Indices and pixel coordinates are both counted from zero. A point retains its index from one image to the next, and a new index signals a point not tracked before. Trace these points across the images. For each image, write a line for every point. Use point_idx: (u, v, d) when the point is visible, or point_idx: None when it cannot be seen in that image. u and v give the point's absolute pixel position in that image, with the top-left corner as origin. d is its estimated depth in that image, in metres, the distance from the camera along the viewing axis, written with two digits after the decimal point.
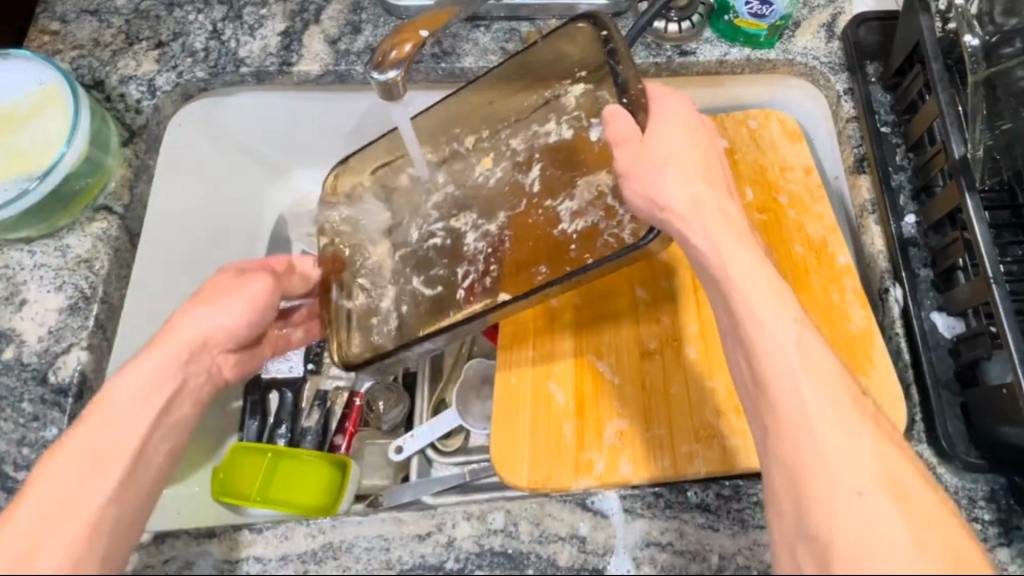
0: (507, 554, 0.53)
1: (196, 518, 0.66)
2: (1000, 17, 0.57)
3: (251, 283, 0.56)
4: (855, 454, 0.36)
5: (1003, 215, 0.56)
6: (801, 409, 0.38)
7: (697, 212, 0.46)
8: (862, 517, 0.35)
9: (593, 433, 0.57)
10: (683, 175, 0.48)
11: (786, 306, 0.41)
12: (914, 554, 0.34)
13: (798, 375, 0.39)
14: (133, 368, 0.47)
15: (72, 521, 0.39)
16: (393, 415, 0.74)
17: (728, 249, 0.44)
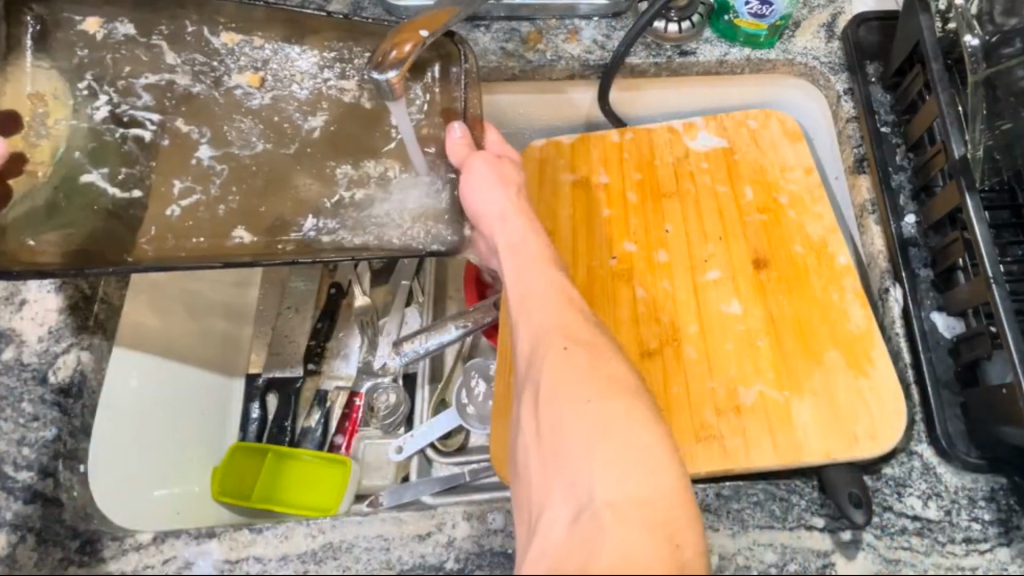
0: (507, 554, 0.53)
1: (196, 518, 0.65)
2: (1001, 17, 0.57)
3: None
4: (572, 333, 0.45)
5: (1003, 215, 0.56)
6: (533, 311, 0.48)
7: (501, 215, 0.55)
8: (562, 366, 0.43)
9: None
10: (496, 183, 0.55)
11: (550, 262, 0.52)
12: (595, 393, 0.41)
13: (537, 295, 0.49)
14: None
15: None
16: (392, 415, 0.73)
17: (511, 219, 0.54)
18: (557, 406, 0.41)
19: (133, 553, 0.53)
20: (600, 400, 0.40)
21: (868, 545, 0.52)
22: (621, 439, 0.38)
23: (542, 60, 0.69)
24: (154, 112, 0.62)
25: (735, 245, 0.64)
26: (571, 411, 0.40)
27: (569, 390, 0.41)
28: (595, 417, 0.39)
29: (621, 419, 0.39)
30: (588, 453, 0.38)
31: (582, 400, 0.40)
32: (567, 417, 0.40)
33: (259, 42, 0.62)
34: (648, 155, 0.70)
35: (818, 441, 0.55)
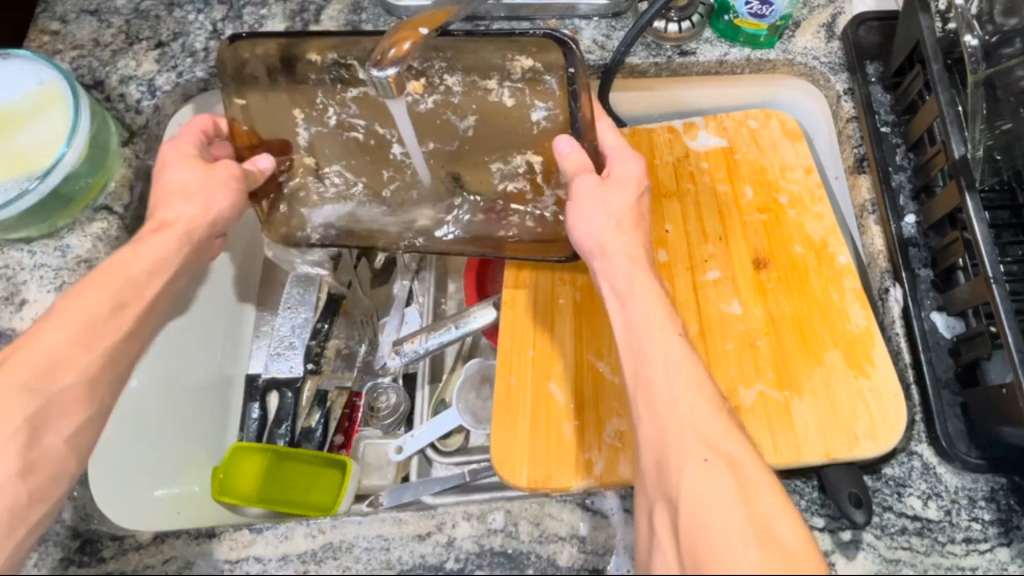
0: (507, 554, 0.53)
1: (195, 519, 0.65)
2: (1001, 17, 0.57)
3: (221, 170, 0.55)
4: (713, 438, 0.40)
5: (1003, 215, 0.56)
6: (662, 390, 0.42)
7: (614, 258, 0.49)
8: (705, 490, 0.38)
9: (593, 432, 0.57)
10: (610, 222, 0.50)
11: (674, 322, 0.45)
12: (748, 533, 0.36)
13: (664, 371, 0.42)
14: (143, 246, 0.52)
15: (85, 356, 0.48)
16: (393, 414, 0.74)
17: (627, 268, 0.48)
18: (704, 539, 0.36)
19: (133, 553, 0.53)
20: (757, 547, 0.35)
21: (868, 545, 0.53)
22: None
23: None
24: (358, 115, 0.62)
25: (735, 245, 0.64)
26: (723, 553, 0.35)
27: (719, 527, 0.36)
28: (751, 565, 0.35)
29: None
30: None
31: (738, 548, 0.36)
32: (719, 560, 0.35)
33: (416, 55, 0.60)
34: (648, 155, 0.70)
35: (818, 441, 0.55)
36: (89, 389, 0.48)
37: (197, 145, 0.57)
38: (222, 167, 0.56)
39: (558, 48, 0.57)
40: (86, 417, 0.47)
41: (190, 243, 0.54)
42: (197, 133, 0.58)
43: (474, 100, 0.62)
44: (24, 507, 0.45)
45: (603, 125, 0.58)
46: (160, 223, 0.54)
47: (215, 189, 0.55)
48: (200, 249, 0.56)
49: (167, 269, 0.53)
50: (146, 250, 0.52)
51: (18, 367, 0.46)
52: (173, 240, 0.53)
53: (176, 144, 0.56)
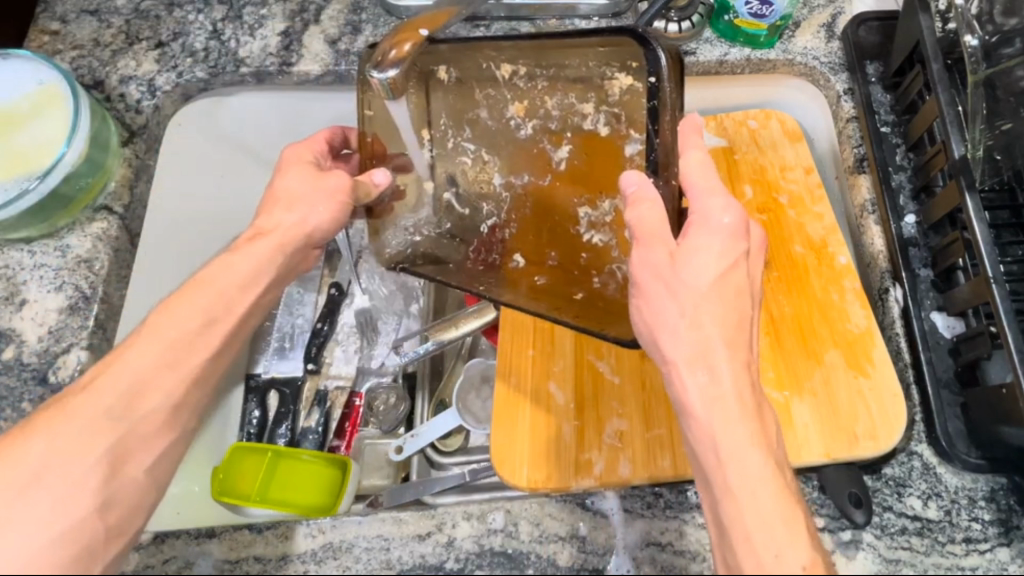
0: (507, 554, 0.53)
1: (196, 518, 0.66)
2: (1001, 17, 0.56)
3: (331, 178, 0.54)
4: None
5: (1003, 215, 0.56)
6: None
7: (707, 411, 0.40)
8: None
9: (593, 432, 0.57)
10: (698, 355, 0.41)
11: (791, 539, 0.36)
12: None
13: None
14: (238, 257, 0.50)
15: (171, 377, 0.45)
16: (393, 413, 0.74)
17: (730, 438, 0.39)
18: None
19: (133, 554, 0.53)
20: None
21: (868, 545, 0.53)
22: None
23: None
24: (470, 139, 0.57)
25: None
26: None
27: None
28: None
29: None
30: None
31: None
32: None
33: (522, 72, 0.55)
34: None
35: (818, 442, 0.55)
36: (171, 414, 0.45)
37: (317, 154, 0.58)
38: (333, 177, 0.54)
39: (641, 49, 0.50)
40: (165, 445, 0.44)
41: (285, 255, 0.52)
42: (319, 146, 0.58)
43: (569, 126, 0.55)
44: (100, 544, 0.40)
45: (691, 155, 0.47)
46: (259, 231, 0.53)
47: (322, 199, 0.53)
48: (296, 259, 0.54)
49: (258, 285, 0.51)
50: (239, 265, 0.50)
51: (104, 389, 0.43)
52: (269, 251, 0.51)
53: (298, 150, 0.57)
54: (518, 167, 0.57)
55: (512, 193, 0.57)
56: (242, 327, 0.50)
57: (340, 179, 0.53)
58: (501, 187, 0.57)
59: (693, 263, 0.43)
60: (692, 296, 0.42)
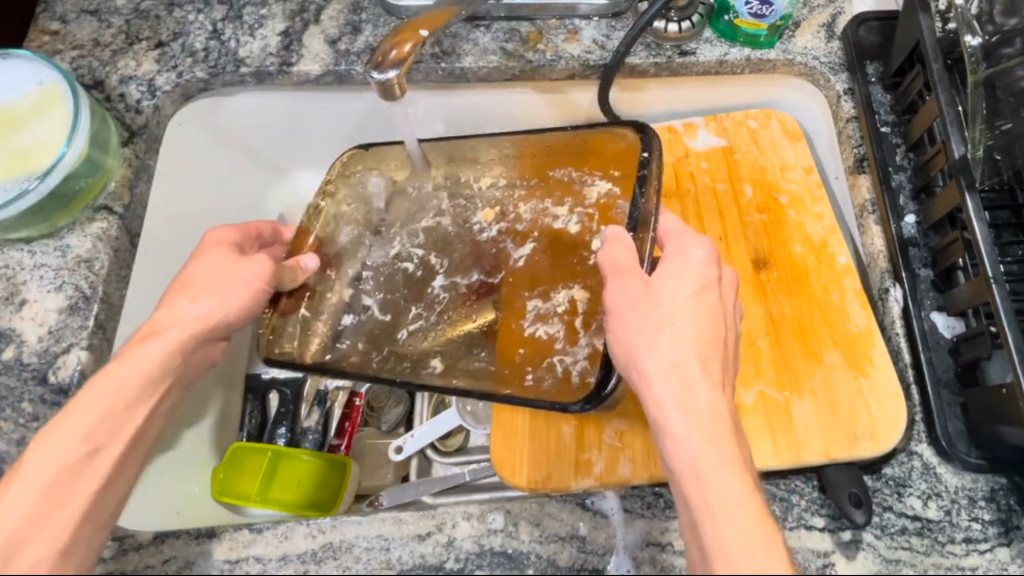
0: (507, 554, 0.53)
1: (195, 518, 0.65)
2: (1001, 17, 0.56)
3: (250, 265, 0.53)
4: None
5: (1003, 215, 0.56)
6: None
7: (684, 427, 0.39)
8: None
9: (593, 432, 0.58)
10: (671, 369, 0.41)
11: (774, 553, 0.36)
12: None
13: None
14: (126, 362, 0.46)
15: (55, 521, 0.40)
16: (393, 414, 0.75)
17: (707, 455, 0.38)
18: None
19: (133, 553, 0.53)
20: None
21: (868, 545, 0.52)
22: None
23: (542, 60, 0.68)
24: (419, 246, 0.65)
25: (736, 246, 0.64)
26: None
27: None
28: None
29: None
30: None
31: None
32: None
33: (501, 182, 0.64)
34: None
35: (818, 441, 0.55)
36: (61, 561, 0.40)
37: (238, 239, 0.56)
38: (254, 265, 0.53)
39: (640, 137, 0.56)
40: None
41: (183, 355, 0.49)
42: (244, 232, 0.57)
43: (535, 228, 0.63)
44: None
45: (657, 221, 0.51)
46: (154, 329, 0.49)
47: (234, 286, 0.52)
48: (199, 356, 0.51)
49: (157, 387, 0.47)
50: (128, 370, 0.46)
51: None
52: (162, 352, 0.48)
53: (218, 232, 0.55)
54: (464, 269, 0.64)
55: (455, 292, 0.63)
56: (141, 437, 0.46)
57: (263, 262, 0.53)
58: (441, 289, 0.63)
59: (662, 286, 0.44)
60: (664, 315, 0.43)
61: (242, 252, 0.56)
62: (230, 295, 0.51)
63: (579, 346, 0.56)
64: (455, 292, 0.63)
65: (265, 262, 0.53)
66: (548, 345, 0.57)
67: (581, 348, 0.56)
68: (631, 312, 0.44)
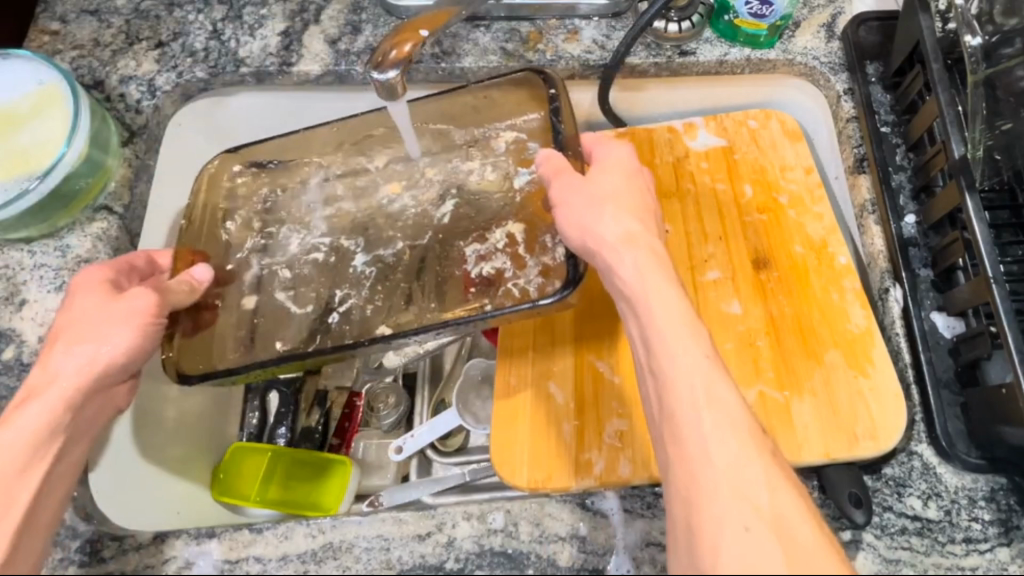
0: (507, 554, 0.53)
1: (196, 518, 0.65)
2: (1001, 17, 0.56)
3: (126, 301, 0.52)
4: (752, 495, 0.36)
5: (1002, 215, 0.56)
6: (699, 439, 0.39)
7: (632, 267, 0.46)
8: (744, 554, 0.35)
9: (593, 433, 0.57)
10: (612, 219, 0.48)
11: (701, 345, 0.42)
12: None
13: (702, 416, 0.39)
14: (5, 433, 0.47)
15: None
16: (393, 414, 0.74)
17: (650, 282, 0.45)
18: None
19: (133, 553, 0.53)
20: None
21: (868, 545, 0.53)
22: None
23: (542, 60, 0.68)
24: (324, 236, 0.64)
25: (735, 245, 0.64)
26: None
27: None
28: None
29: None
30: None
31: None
32: None
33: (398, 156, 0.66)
34: (648, 155, 0.70)
35: (818, 441, 0.55)
36: None
37: (114, 274, 0.55)
38: (133, 300, 0.52)
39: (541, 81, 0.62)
40: None
41: (70, 410, 0.50)
42: (121, 265, 0.55)
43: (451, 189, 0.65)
44: None
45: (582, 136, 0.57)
46: (31, 392, 0.50)
47: (113, 328, 0.51)
48: (91, 406, 0.52)
49: (48, 448, 0.49)
50: (10, 442, 0.47)
51: None
52: (44, 413, 0.49)
53: (89, 272, 0.54)
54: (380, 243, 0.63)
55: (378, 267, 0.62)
56: (41, 500, 0.48)
57: (144, 297, 0.52)
58: (363, 266, 0.63)
59: (599, 176, 0.52)
60: (604, 193, 0.50)
61: (119, 289, 0.55)
62: (111, 338, 0.51)
63: (529, 264, 0.58)
64: (381, 265, 0.62)
65: (149, 294, 0.52)
66: (499, 278, 0.58)
67: (531, 265, 0.58)
68: (582, 198, 0.50)
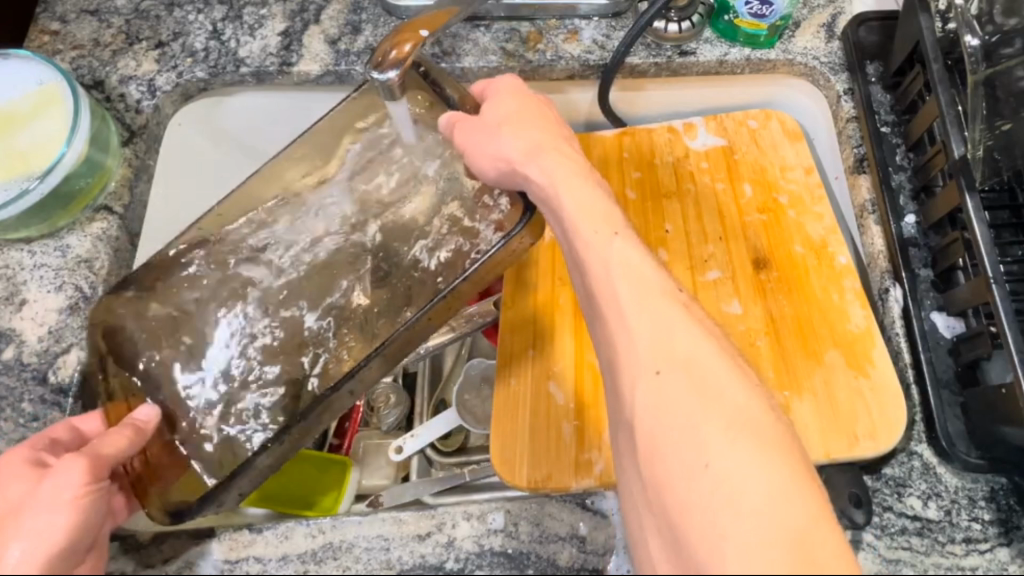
0: (507, 554, 0.53)
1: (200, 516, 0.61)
2: (1000, 17, 0.56)
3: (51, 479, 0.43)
4: (668, 347, 0.40)
5: (1003, 215, 0.56)
6: (618, 307, 0.42)
7: (544, 172, 0.48)
8: (662, 400, 0.38)
9: (593, 432, 0.57)
10: (512, 136, 0.50)
11: (612, 229, 0.45)
12: (718, 424, 0.36)
13: (619, 291, 0.43)
14: None
15: None
16: (394, 413, 0.74)
17: (561, 180, 0.47)
18: (665, 432, 0.37)
19: (133, 553, 0.53)
20: (722, 434, 0.35)
21: (868, 545, 0.53)
22: (760, 515, 0.33)
23: (542, 60, 0.68)
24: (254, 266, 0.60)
25: (735, 245, 0.64)
26: (681, 446, 0.36)
27: (681, 438, 0.36)
28: (725, 452, 0.35)
29: (748, 482, 0.34)
30: (718, 541, 0.33)
31: (699, 468, 0.35)
32: (680, 453, 0.36)
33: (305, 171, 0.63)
34: (648, 155, 0.70)
35: (818, 441, 0.55)
36: None
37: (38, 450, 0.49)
38: (63, 473, 0.43)
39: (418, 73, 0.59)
40: None
41: None
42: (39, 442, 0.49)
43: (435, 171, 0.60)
44: None
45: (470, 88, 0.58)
46: None
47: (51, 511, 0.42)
48: None
49: None
50: None
51: None
52: None
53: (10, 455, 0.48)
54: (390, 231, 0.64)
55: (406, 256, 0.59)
56: None
57: (74, 466, 0.43)
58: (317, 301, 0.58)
59: (488, 107, 0.53)
60: (502, 118, 0.52)
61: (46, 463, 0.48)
62: (50, 520, 0.41)
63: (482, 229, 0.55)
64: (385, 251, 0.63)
65: (82, 459, 0.44)
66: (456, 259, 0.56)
67: (484, 230, 0.55)
68: (485, 124, 0.52)
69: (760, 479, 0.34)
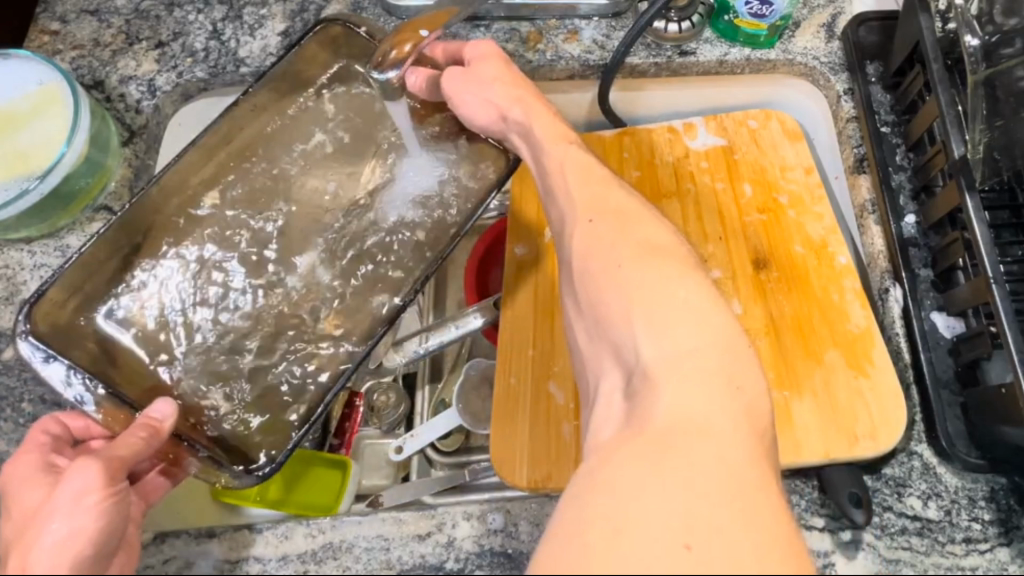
0: (507, 554, 0.53)
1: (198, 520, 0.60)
2: (1001, 17, 0.56)
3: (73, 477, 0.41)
4: (600, 204, 0.45)
5: (1003, 215, 0.56)
6: (561, 183, 0.48)
7: (514, 104, 0.52)
8: (593, 241, 0.43)
9: None
10: (490, 87, 0.53)
11: (562, 131, 0.51)
12: (637, 252, 0.41)
13: (564, 171, 0.48)
14: None
15: None
16: (393, 414, 0.74)
17: (529, 108, 0.52)
18: (597, 265, 0.42)
19: None
20: (638, 256, 0.41)
21: (868, 545, 0.52)
22: (669, 308, 0.38)
23: (542, 60, 0.69)
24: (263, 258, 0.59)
25: (736, 245, 0.64)
26: (610, 273, 0.41)
27: (608, 261, 0.41)
28: (643, 269, 0.40)
29: (659, 285, 0.39)
30: (634, 329, 0.38)
31: (618, 280, 0.40)
32: (608, 279, 0.41)
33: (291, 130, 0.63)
34: (648, 155, 0.70)
35: (819, 440, 0.55)
36: None
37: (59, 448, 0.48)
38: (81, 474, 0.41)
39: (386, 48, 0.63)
40: None
41: None
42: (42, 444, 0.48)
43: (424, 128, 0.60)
44: None
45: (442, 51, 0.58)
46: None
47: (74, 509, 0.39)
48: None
49: None
50: None
51: None
52: None
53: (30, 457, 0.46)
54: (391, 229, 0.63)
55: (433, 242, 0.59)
56: None
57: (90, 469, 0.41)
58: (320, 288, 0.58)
59: (473, 69, 0.54)
60: (484, 74, 0.54)
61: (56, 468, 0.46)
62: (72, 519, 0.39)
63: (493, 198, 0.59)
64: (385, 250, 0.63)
65: (94, 462, 0.42)
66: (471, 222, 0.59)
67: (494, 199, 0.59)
68: (464, 70, 0.55)
69: (667, 281, 0.39)
